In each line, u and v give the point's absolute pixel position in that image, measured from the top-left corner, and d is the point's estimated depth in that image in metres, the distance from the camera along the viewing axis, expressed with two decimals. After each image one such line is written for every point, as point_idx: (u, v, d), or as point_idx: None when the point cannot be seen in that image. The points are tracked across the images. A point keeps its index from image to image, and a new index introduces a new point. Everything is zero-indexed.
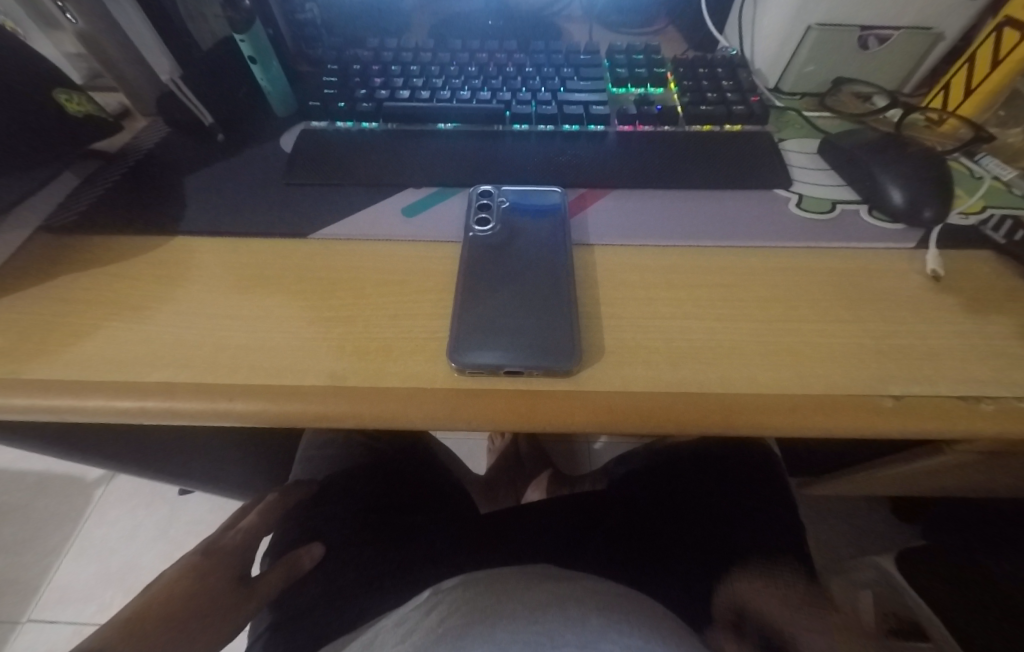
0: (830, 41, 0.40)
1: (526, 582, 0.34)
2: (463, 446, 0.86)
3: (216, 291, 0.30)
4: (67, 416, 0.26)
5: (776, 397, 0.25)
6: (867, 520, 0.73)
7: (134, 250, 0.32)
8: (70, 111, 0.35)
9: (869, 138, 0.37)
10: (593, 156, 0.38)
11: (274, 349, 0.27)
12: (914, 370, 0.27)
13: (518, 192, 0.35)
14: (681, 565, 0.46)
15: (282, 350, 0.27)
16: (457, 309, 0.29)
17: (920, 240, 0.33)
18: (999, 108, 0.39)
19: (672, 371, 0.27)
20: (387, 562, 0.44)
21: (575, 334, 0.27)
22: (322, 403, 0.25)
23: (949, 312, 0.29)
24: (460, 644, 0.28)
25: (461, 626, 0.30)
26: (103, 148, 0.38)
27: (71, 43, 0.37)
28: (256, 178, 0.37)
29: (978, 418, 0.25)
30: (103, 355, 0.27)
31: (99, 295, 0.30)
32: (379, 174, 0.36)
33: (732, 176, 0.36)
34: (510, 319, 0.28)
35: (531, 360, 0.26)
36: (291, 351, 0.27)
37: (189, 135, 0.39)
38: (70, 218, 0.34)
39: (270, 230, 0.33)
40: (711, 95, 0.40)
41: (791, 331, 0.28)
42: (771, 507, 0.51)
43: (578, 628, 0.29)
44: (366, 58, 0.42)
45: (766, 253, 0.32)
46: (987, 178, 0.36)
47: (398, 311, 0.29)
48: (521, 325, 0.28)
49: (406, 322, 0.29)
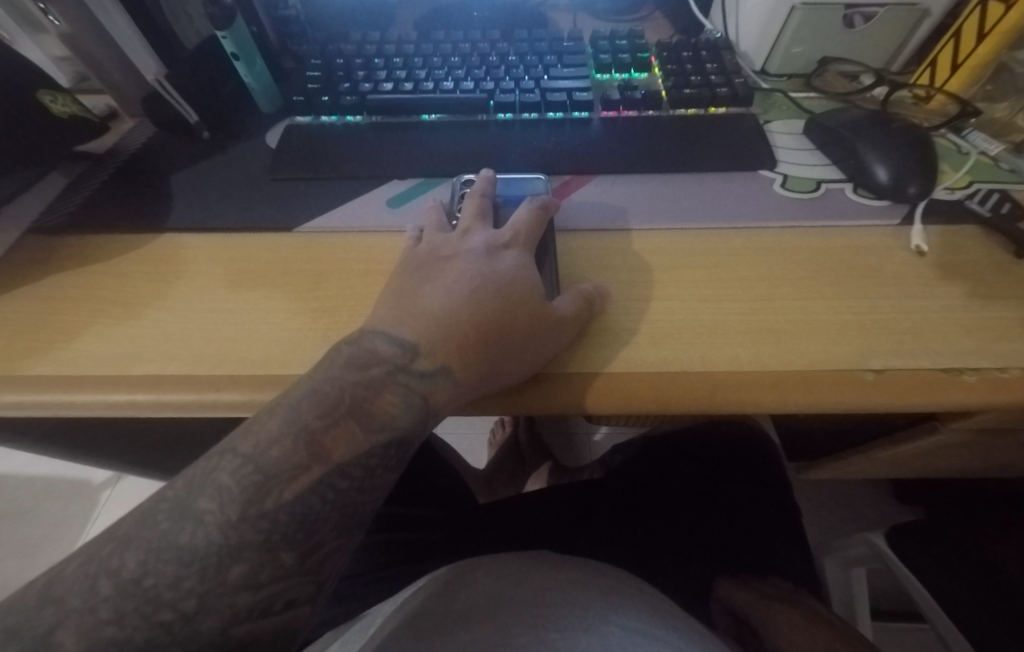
0: (815, 22, 0.40)
1: (526, 566, 0.35)
2: (463, 438, 0.86)
3: (206, 285, 0.31)
4: (61, 411, 0.26)
5: (759, 374, 0.26)
6: (870, 500, 0.72)
7: (123, 248, 0.33)
8: (54, 112, 0.35)
9: (856, 116, 0.36)
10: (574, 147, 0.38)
11: (260, 339, 0.28)
12: (898, 344, 0.27)
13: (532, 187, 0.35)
14: (677, 551, 0.47)
15: (268, 340, 0.28)
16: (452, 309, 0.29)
17: (906, 216, 0.33)
18: (986, 82, 0.39)
19: (656, 352, 0.27)
20: (389, 549, 0.45)
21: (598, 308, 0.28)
22: None
23: (935, 286, 0.29)
24: (463, 627, 0.29)
25: (464, 609, 0.30)
26: (92, 150, 0.39)
27: (56, 46, 0.38)
28: (243, 173, 0.37)
29: (962, 389, 0.25)
30: (95, 351, 0.28)
31: (92, 293, 0.30)
32: (366, 167, 0.36)
33: (718, 158, 0.36)
34: None
35: None
36: (276, 342, 0.28)
37: (177, 134, 0.40)
38: (60, 218, 0.34)
39: (258, 224, 0.34)
40: (694, 78, 0.39)
41: (774, 308, 0.29)
42: (764, 490, 0.52)
43: (582, 613, 0.30)
44: (349, 52, 0.41)
45: (752, 233, 0.32)
46: (974, 153, 0.36)
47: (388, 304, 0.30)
48: None
49: None
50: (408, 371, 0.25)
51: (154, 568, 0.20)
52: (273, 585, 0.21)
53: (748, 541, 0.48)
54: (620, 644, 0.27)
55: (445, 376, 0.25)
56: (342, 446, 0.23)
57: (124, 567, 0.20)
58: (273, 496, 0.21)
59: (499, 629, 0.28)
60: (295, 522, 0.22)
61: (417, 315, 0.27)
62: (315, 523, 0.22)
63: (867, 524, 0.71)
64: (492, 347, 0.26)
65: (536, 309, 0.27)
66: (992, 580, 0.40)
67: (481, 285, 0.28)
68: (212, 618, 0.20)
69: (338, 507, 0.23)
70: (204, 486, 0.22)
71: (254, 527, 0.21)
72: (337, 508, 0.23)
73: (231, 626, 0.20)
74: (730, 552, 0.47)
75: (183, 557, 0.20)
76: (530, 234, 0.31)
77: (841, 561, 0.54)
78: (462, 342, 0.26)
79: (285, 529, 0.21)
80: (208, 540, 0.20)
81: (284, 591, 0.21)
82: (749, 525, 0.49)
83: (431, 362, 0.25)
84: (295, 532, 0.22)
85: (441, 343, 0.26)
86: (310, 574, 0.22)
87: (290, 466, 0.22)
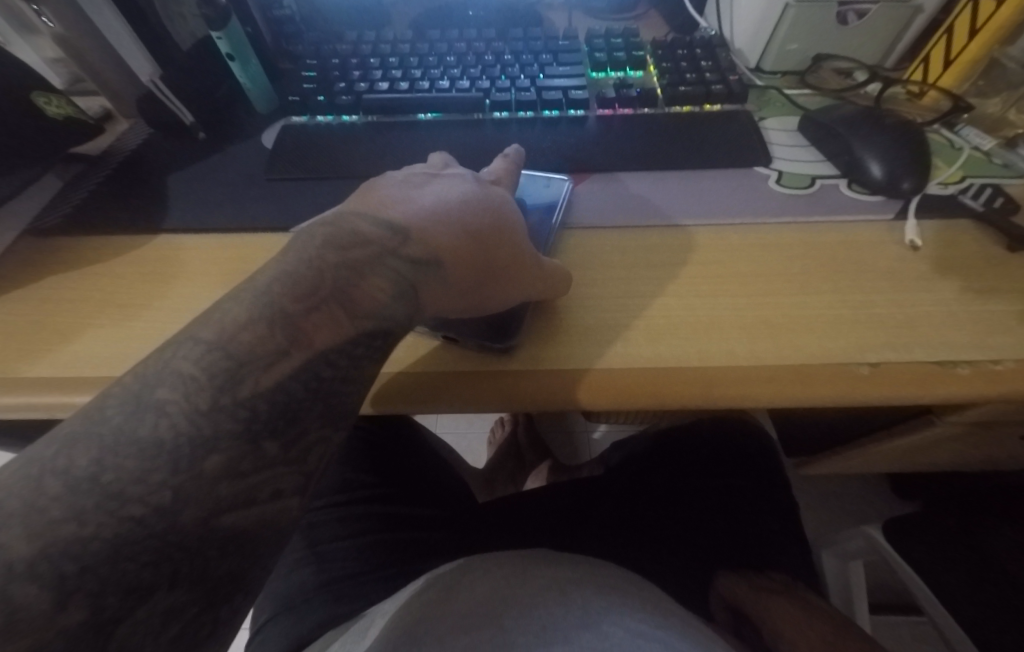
0: (808, 19, 0.40)
1: (526, 564, 0.35)
2: (462, 439, 0.86)
3: (203, 285, 0.31)
4: (58, 413, 0.26)
5: (754, 369, 0.26)
6: (867, 496, 0.73)
7: (121, 250, 0.33)
8: (50, 114, 0.35)
9: (849, 112, 0.37)
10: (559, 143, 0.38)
11: None
12: (893, 337, 0.27)
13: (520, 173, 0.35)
14: (678, 547, 0.47)
15: None
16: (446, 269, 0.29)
17: (899, 210, 0.33)
18: (978, 78, 0.39)
19: (652, 348, 0.27)
20: (388, 548, 0.45)
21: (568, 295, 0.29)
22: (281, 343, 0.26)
23: (929, 280, 0.30)
24: (463, 624, 0.29)
25: (464, 609, 0.30)
26: (87, 151, 0.38)
27: (49, 47, 0.38)
28: (238, 174, 0.37)
29: (956, 383, 0.25)
30: (93, 352, 0.28)
31: (88, 295, 0.30)
32: (361, 167, 0.36)
33: (716, 156, 0.36)
34: None
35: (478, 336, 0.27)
36: None
37: (172, 134, 0.39)
38: (55, 221, 0.34)
39: (253, 224, 0.34)
40: (690, 75, 0.40)
41: (769, 303, 0.29)
42: (764, 485, 0.52)
43: (582, 611, 0.30)
44: (344, 51, 0.41)
45: (748, 230, 0.33)
46: (967, 148, 0.36)
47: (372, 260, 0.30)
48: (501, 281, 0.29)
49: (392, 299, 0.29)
50: (398, 256, 0.25)
51: (114, 464, 0.18)
52: (256, 476, 0.20)
53: (744, 536, 0.48)
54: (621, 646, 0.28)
55: (434, 272, 0.26)
56: (325, 331, 0.23)
57: (74, 466, 0.18)
58: (248, 383, 0.20)
59: (502, 631, 0.28)
60: (274, 408, 0.21)
61: (406, 209, 0.27)
62: (297, 413, 0.22)
63: (865, 519, 0.71)
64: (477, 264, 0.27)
65: (518, 239, 0.28)
66: (982, 552, 0.40)
67: (469, 203, 0.28)
68: (195, 508, 0.18)
69: (323, 404, 0.22)
70: (163, 377, 0.20)
71: (230, 416, 0.20)
72: (321, 404, 0.22)
73: (216, 519, 0.19)
74: (730, 548, 0.47)
75: (146, 449, 0.18)
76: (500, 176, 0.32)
77: (839, 556, 0.54)
78: (451, 250, 0.26)
79: (266, 415, 0.21)
80: (174, 431, 0.19)
81: (269, 480, 0.21)
82: (749, 520, 0.49)
83: (423, 252, 0.26)
84: (278, 421, 0.21)
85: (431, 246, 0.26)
86: (297, 464, 0.22)
87: (265, 351, 0.21)
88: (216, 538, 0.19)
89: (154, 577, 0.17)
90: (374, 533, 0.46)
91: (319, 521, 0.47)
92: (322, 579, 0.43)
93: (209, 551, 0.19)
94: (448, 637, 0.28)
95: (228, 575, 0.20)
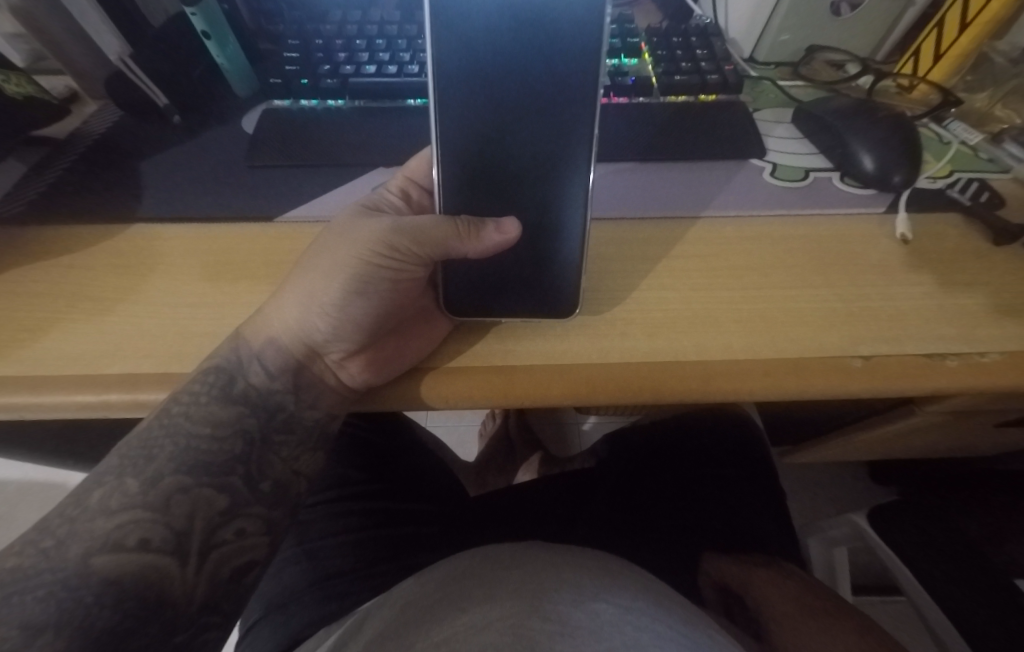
0: (802, 9, 0.39)
1: (521, 550, 0.34)
2: (453, 431, 0.85)
3: (181, 279, 0.29)
4: (27, 412, 0.25)
5: (752, 361, 0.26)
6: (846, 480, 0.75)
7: (91, 239, 0.31)
8: (8, 91, 0.34)
9: (841, 104, 0.36)
10: (575, 86, 0.24)
11: (181, 317, 0.28)
12: (884, 330, 0.28)
13: (443, 18, 0.23)
14: (671, 539, 0.47)
15: (176, 317, 0.28)
16: (364, 306, 0.27)
17: (890, 204, 0.33)
18: (967, 73, 0.40)
19: (649, 342, 0.27)
20: (380, 544, 0.45)
21: (579, 299, 0.28)
22: (189, 331, 0.28)
23: (917, 275, 0.30)
24: (459, 605, 0.29)
25: (457, 591, 0.30)
26: (51, 134, 0.36)
27: (8, 21, 0.36)
28: (215, 161, 0.35)
29: (944, 375, 0.26)
30: (67, 348, 0.27)
31: (55, 288, 0.29)
32: (349, 154, 0.35)
33: (711, 145, 0.36)
34: (370, 291, 0.26)
35: (483, 307, 0.28)
36: (180, 319, 0.28)
37: (142, 118, 0.37)
38: (17, 208, 0.32)
39: (233, 212, 0.32)
40: (684, 64, 0.39)
41: (766, 297, 0.29)
42: (756, 476, 0.53)
43: (574, 590, 0.29)
44: (329, 32, 0.39)
45: (741, 222, 0.32)
46: (955, 143, 0.36)
47: (381, 334, 0.28)
48: (376, 291, 0.26)
49: (399, 343, 0.27)
50: (232, 303, 0.29)
51: (48, 518, 0.23)
52: (122, 512, 0.23)
53: (739, 525, 0.48)
54: (613, 621, 0.27)
55: (257, 324, 0.26)
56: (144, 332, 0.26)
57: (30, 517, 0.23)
58: (113, 393, 0.25)
59: (497, 610, 0.28)
60: (135, 451, 0.24)
61: (273, 270, 0.30)
62: (154, 449, 0.24)
63: (843, 503, 0.73)
64: (361, 273, 0.26)
65: (357, 236, 0.26)
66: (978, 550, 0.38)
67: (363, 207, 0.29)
68: (79, 545, 0.22)
69: (186, 451, 0.25)
70: (63, 383, 0.25)
71: (111, 455, 0.25)
72: (185, 452, 0.25)
73: (92, 557, 0.22)
74: (723, 534, 0.48)
75: (69, 501, 0.24)
76: (431, 252, 0.26)
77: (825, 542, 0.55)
78: (330, 294, 0.26)
79: (129, 457, 0.24)
80: (82, 484, 0.24)
81: (137, 527, 0.23)
82: (742, 509, 0.50)
83: (260, 294, 0.29)
84: (138, 459, 0.24)
85: (317, 294, 0.26)
86: (158, 512, 0.24)
87: (120, 361, 0.26)
88: (92, 580, 0.21)
89: (47, 616, 0.20)
90: (365, 530, 0.46)
91: (309, 518, 0.47)
92: (310, 578, 0.42)
93: (86, 596, 0.21)
94: (445, 619, 0.28)
95: (113, 627, 0.21)
